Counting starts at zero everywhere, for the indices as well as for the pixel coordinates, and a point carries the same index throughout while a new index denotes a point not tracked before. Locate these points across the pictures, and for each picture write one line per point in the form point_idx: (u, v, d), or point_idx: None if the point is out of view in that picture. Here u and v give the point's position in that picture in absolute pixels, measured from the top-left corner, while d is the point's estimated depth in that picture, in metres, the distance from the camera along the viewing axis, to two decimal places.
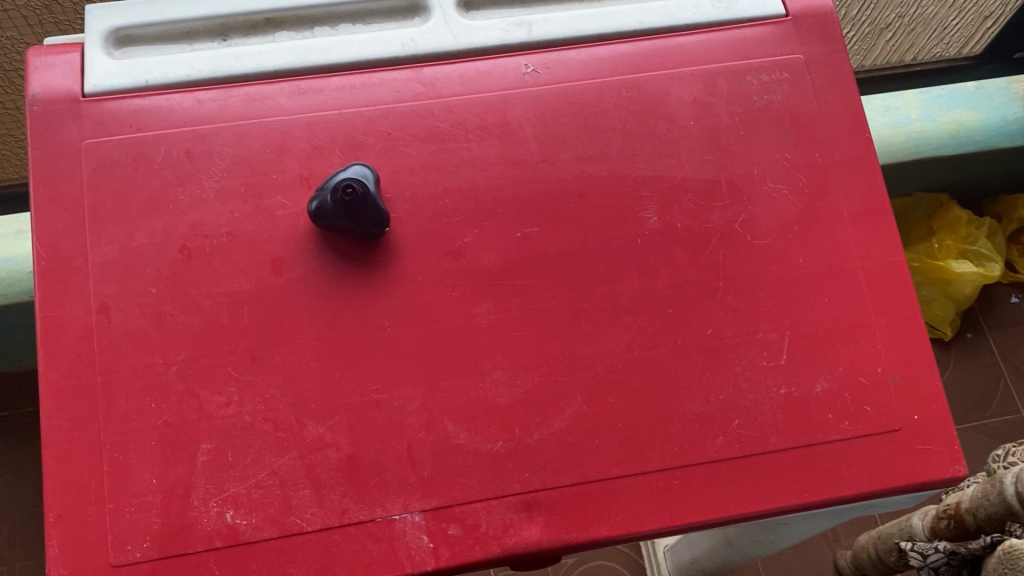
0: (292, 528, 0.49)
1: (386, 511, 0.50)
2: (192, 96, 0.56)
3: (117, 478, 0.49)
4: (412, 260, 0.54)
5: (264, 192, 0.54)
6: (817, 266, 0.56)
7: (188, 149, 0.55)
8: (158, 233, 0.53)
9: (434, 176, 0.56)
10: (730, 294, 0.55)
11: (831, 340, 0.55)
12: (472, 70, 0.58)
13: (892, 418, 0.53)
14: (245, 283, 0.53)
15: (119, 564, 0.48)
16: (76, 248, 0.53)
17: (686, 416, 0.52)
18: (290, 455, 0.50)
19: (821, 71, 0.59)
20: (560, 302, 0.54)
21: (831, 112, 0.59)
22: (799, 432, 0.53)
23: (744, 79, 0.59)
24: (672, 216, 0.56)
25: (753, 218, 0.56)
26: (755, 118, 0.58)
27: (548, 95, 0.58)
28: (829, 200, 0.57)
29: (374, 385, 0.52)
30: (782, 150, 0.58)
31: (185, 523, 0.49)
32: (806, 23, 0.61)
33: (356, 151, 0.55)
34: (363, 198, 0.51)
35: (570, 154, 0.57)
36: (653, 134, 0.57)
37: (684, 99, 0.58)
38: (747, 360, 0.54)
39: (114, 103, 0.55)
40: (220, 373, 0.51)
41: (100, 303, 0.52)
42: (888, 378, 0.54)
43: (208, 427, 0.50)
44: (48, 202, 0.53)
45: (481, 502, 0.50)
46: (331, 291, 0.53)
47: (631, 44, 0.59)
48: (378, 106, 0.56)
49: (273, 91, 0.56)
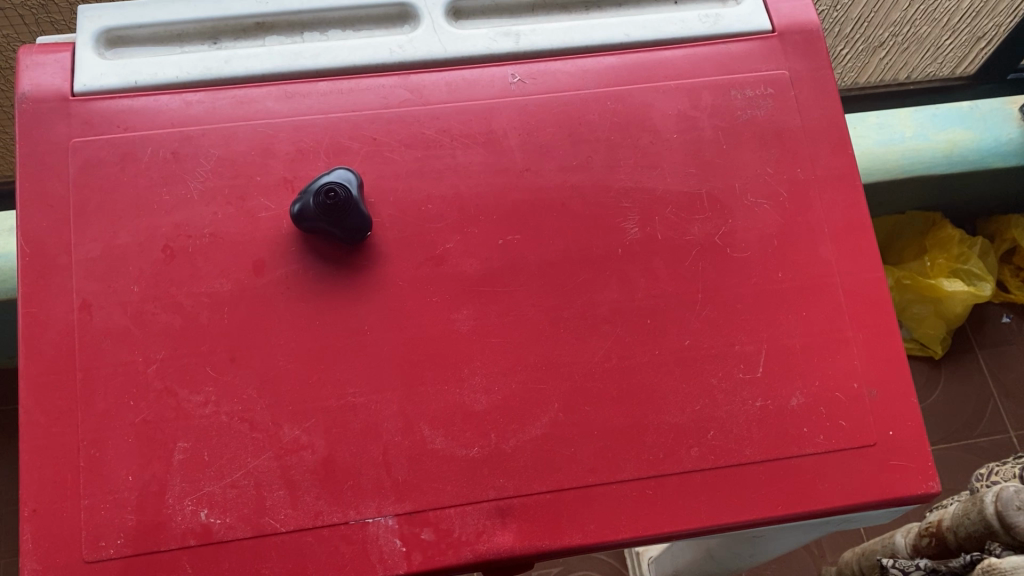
0: (266, 528, 0.49)
1: (359, 514, 0.50)
2: (180, 98, 0.56)
3: (93, 474, 0.50)
4: (393, 265, 0.54)
5: (249, 195, 0.55)
6: (796, 281, 0.56)
7: (175, 150, 0.55)
8: (142, 232, 0.54)
9: (418, 182, 0.56)
10: (709, 306, 0.55)
11: (807, 354, 0.55)
12: (458, 78, 0.58)
13: (867, 433, 0.54)
14: (226, 284, 0.53)
15: (92, 560, 0.48)
16: (60, 245, 0.53)
17: (662, 427, 0.53)
18: (265, 456, 0.51)
19: (806, 88, 0.60)
20: (539, 310, 0.54)
21: (814, 128, 0.59)
22: (774, 445, 0.53)
23: (729, 94, 0.59)
24: (653, 227, 0.56)
25: (734, 231, 0.57)
26: (738, 132, 0.59)
27: (534, 105, 0.58)
28: (811, 215, 0.57)
29: (351, 388, 0.52)
30: (765, 165, 0.58)
31: (160, 520, 0.49)
32: (792, 39, 0.61)
33: (341, 155, 0.56)
34: (346, 202, 0.51)
35: (553, 164, 0.57)
36: (636, 145, 0.58)
37: (668, 112, 0.59)
38: (724, 372, 0.54)
39: (103, 103, 0.56)
40: (198, 372, 0.52)
41: (82, 300, 0.52)
42: (865, 393, 0.55)
43: (185, 426, 0.51)
44: (34, 199, 0.54)
45: (455, 508, 0.51)
46: (312, 294, 0.53)
47: (617, 57, 0.60)
48: (364, 112, 0.57)
49: (260, 95, 0.57)
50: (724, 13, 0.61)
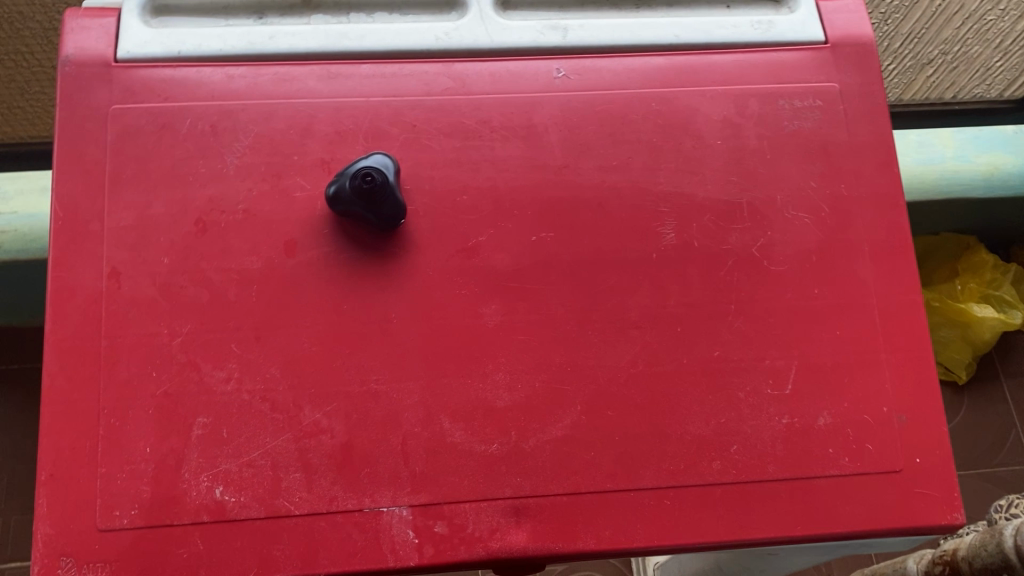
0: (280, 510, 0.49)
1: (374, 503, 0.50)
2: (222, 71, 0.56)
3: (111, 443, 0.50)
4: (425, 254, 0.54)
5: (285, 173, 0.54)
6: (833, 299, 0.55)
7: (213, 123, 0.55)
8: (175, 204, 0.53)
9: (454, 172, 0.55)
10: (741, 318, 0.54)
11: (838, 374, 0.54)
12: (503, 69, 0.57)
13: (893, 459, 0.53)
14: (256, 262, 0.53)
15: (105, 529, 0.48)
16: (93, 211, 0.53)
17: (684, 438, 0.52)
18: (284, 437, 0.50)
19: (856, 103, 0.59)
20: (569, 310, 0.54)
21: (861, 144, 0.58)
22: (797, 464, 0.52)
23: (776, 103, 0.58)
24: (690, 234, 0.55)
25: (772, 244, 0.56)
26: (784, 143, 0.57)
27: (577, 101, 0.57)
28: (851, 233, 0.56)
29: (374, 375, 0.52)
30: (808, 178, 0.57)
31: (174, 494, 0.49)
32: (844, 52, 0.60)
33: (379, 140, 0.55)
34: (381, 186, 0.51)
35: (592, 163, 0.56)
36: (678, 149, 0.57)
37: (713, 117, 0.58)
38: (753, 387, 0.53)
39: (145, 71, 0.55)
40: (223, 348, 0.51)
41: (112, 268, 0.52)
42: (893, 418, 0.54)
43: (206, 401, 0.50)
44: (69, 163, 0.53)
45: (470, 503, 0.50)
46: (341, 278, 0.53)
47: (665, 57, 0.59)
48: (405, 98, 0.56)
49: (302, 73, 0.56)
50: (777, 20, 0.60)
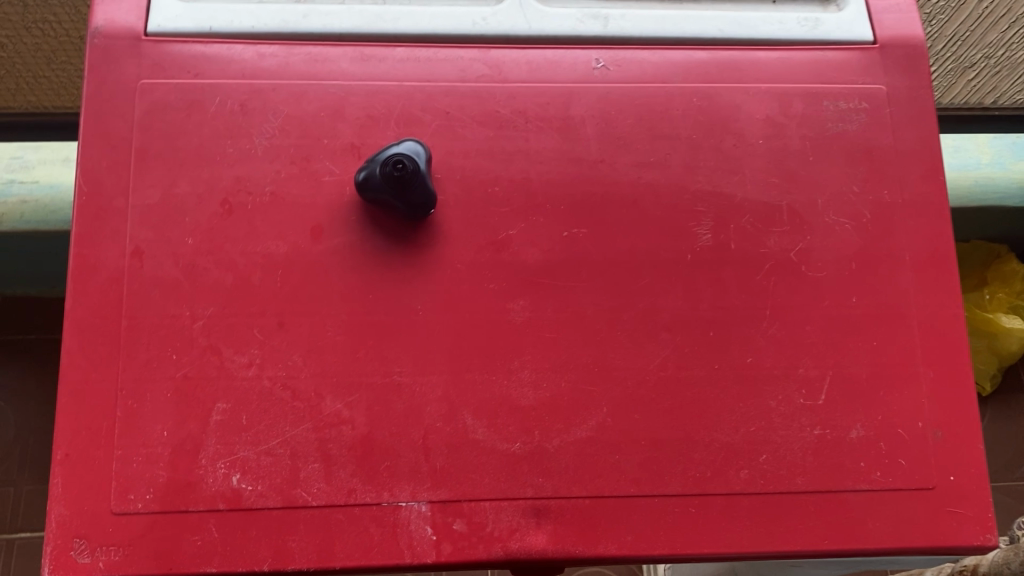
0: (297, 500, 0.49)
1: (393, 497, 0.49)
2: (254, 49, 0.54)
3: (128, 425, 0.49)
4: (454, 245, 0.53)
5: (314, 157, 0.53)
6: (870, 309, 0.54)
7: (243, 102, 0.53)
8: (201, 183, 0.52)
9: (487, 162, 0.54)
10: (775, 325, 0.53)
11: (872, 386, 0.53)
12: (540, 58, 0.56)
13: (926, 476, 0.51)
14: (281, 246, 0.52)
15: (119, 512, 0.48)
16: (118, 188, 0.52)
17: (711, 445, 0.51)
18: (304, 427, 0.49)
19: (903, 107, 0.57)
20: (598, 309, 0.52)
21: (907, 150, 0.56)
22: (828, 476, 0.51)
23: (821, 104, 0.56)
24: (726, 236, 0.54)
25: (810, 249, 0.54)
26: (827, 145, 0.56)
27: (616, 93, 0.56)
28: (893, 241, 0.55)
29: (397, 367, 0.51)
30: (850, 183, 0.55)
31: (190, 480, 0.48)
32: (894, 53, 0.58)
33: (412, 126, 0.54)
34: (412, 175, 0.50)
35: (629, 158, 0.55)
36: (718, 147, 0.55)
37: (755, 116, 0.56)
38: (785, 396, 0.52)
39: (175, 46, 0.54)
40: (245, 333, 0.50)
41: (135, 247, 0.51)
42: (929, 434, 0.52)
43: (226, 386, 0.50)
44: (96, 138, 0.52)
45: (490, 502, 0.49)
46: (368, 266, 0.52)
47: (707, 52, 0.57)
48: (440, 83, 0.55)
49: (335, 55, 0.55)
50: (824, 19, 0.58)
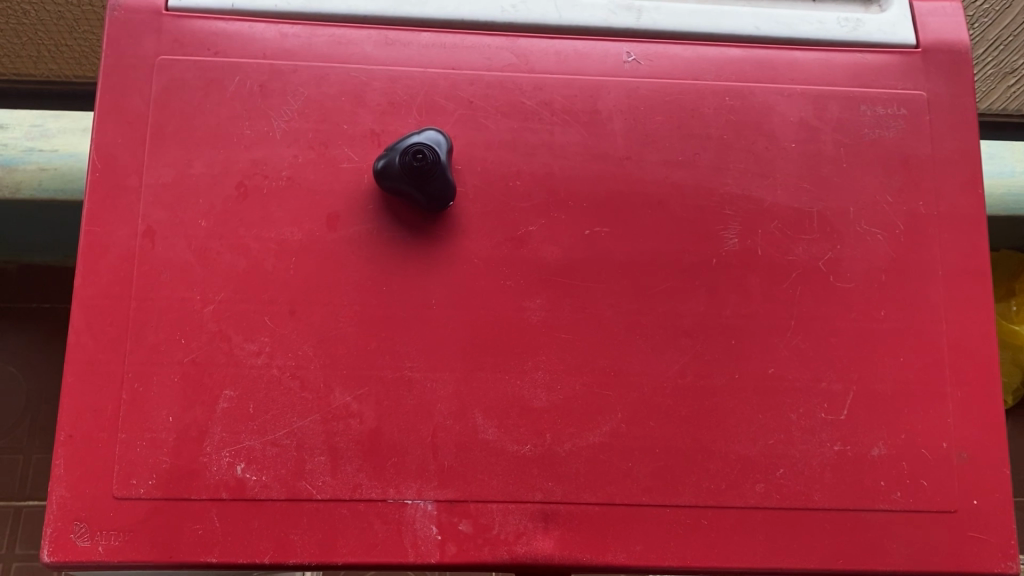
0: (302, 493, 0.48)
1: (399, 494, 0.48)
2: (276, 29, 0.53)
3: (133, 409, 0.48)
4: (472, 239, 0.51)
5: (332, 142, 0.52)
6: (898, 323, 0.52)
7: (263, 83, 0.52)
8: (217, 164, 0.51)
9: (510, 155, 0.52)
10: (799, 335, 0.51)
11: (897, 404, 0.51)
12: (570, 49, 0.54)
13: (949, 499, 0.50)
14: (296, 233, 0.50)
15: (121, 497, 0.47)
16: (132, 166, 0.51)
17: (728, 456, 0.50)
18: (312, 418, 0.48)
19: (944, 114, 0.55)
20: (617, 312, 0.51)
21: (945, 160, 0.54)
22: (845, 494, 0.50)
23: (858, 108, 0.54)
24: (754, 241, 0.52)
25: (840, 259, 0.52)
26: (863, 152, 0.54)
27: (645, 89, 0.54)
28: (926, 254, 0.53)
29: (409, 361, 0.49)
30: (884, 192, 0.53)
31: (194, 468, 0.48)
32: (937, 58, 0.55)
33: (434, 115, 0.52)
34: (432, 165, 0.49)
35: (656, 156, 0.53)
36: (749, 149, 0.53)
37: (790, 118, 0.54)
38: (805, 409, 0.50)
39: (195, 22, 0.53)
40: (256, 320, 0.49)
41: (147, 227, 0.50)
42: (953, 455, 0.51)
43: (234, 374, 0.49)
44: (112, 113, 0.51)
45: (498, 504, 0.48)
46: (383, 257, 0.50)
47: (742, 49, 0.55)
48: (465, 71, 0.53)
49: (359, 37, 0.53)
50: (866, 19, 0.56)
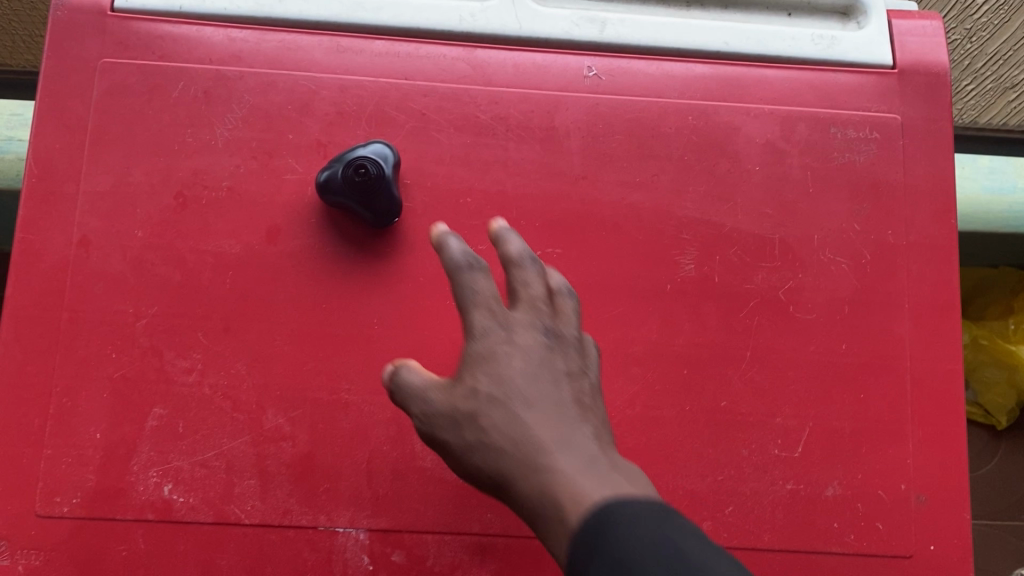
0: (229, 517, 0.46)
1: (330, 522, 0.46)
2: (224, 33, 0.51)
3: (60, 424, 0.47)
4: (418, 258, 0.49)
5: (276, 152, 0.50)
6: (860, 357, 0.50)
7: (208, 89, 0.50)
8: (157, 173, 0.49)
9: (461, 170, 0.50)
10: (755, 367, 0.49)
11: (855, 442, 0.49)
12: (529, 61, 0.52)
13: (904, 543, 0.48)
14: (234, 246, 0.49)
15: (44, 515, 0.46)
16: (69, 172, 0.49)
17: (676, 492, 0.48)
18: (242, 440, 0.47)
19: (918, 139, 0.52)
20: None
21: (917, 188, 0.52)
22: (796, 535, 0.48)
23: (828, 130, 0.52)
24: (711, 267, 0.50)
25: (801, 289, 0.50)
26: (831, 176, 0.51)
27: (605, 105, 0.52)
28: (892, 285, 0.51)
29: (347, 383, 0.48)
30: (852, 219, 0.51)
31: (120, 487, 0.46)
32: (914, 80, 0.53)
33: (383, 126, 0.51)
34: (376, 180, 0.47)
35: (613, 176, 0.51)
36: (711, 171, 0.51)
37: (755, 139, 0.52)
38: (758, 445, 0.48)
39: (140, 24, 0.51)
40: (189, 336, 0.48)
41: (82, 236, 0.48)
42: (911, 498, 0.49)
43: (165, 391, 0.47)
44: (51, 117, 0.50)
45: (433, 535, 0.47)
46: (324, 275, 0.49)
47: (710, 66, 0.53)
48: (418, 82, 0.51)
49: (310, 44, 0.51)
50: (841, 37, 0.53)
